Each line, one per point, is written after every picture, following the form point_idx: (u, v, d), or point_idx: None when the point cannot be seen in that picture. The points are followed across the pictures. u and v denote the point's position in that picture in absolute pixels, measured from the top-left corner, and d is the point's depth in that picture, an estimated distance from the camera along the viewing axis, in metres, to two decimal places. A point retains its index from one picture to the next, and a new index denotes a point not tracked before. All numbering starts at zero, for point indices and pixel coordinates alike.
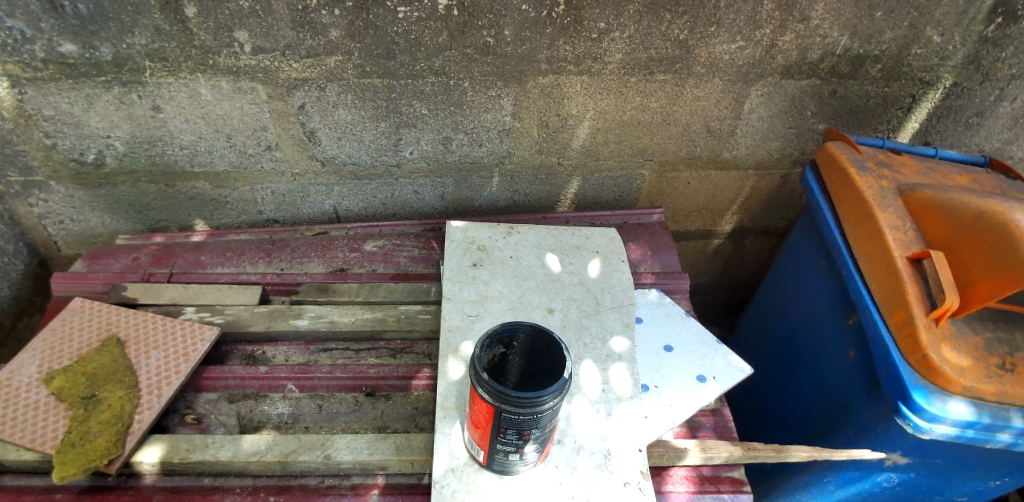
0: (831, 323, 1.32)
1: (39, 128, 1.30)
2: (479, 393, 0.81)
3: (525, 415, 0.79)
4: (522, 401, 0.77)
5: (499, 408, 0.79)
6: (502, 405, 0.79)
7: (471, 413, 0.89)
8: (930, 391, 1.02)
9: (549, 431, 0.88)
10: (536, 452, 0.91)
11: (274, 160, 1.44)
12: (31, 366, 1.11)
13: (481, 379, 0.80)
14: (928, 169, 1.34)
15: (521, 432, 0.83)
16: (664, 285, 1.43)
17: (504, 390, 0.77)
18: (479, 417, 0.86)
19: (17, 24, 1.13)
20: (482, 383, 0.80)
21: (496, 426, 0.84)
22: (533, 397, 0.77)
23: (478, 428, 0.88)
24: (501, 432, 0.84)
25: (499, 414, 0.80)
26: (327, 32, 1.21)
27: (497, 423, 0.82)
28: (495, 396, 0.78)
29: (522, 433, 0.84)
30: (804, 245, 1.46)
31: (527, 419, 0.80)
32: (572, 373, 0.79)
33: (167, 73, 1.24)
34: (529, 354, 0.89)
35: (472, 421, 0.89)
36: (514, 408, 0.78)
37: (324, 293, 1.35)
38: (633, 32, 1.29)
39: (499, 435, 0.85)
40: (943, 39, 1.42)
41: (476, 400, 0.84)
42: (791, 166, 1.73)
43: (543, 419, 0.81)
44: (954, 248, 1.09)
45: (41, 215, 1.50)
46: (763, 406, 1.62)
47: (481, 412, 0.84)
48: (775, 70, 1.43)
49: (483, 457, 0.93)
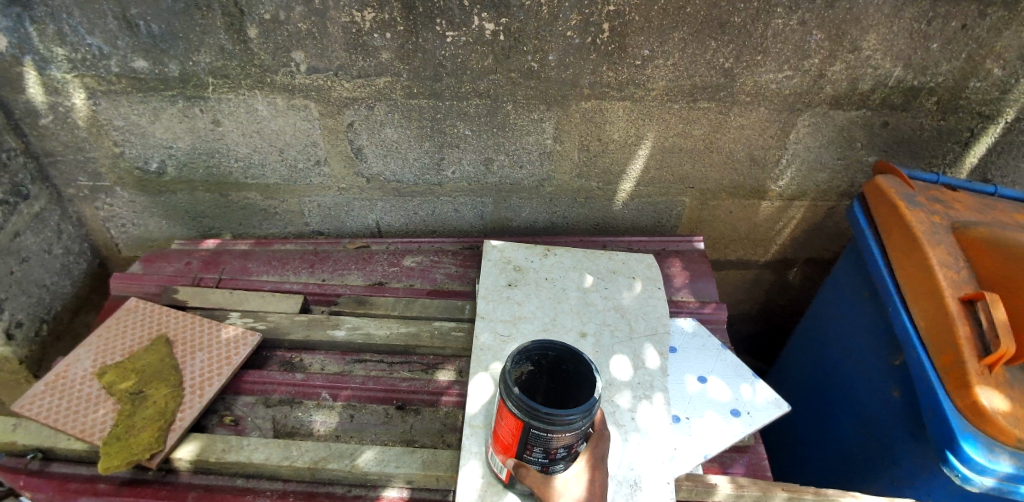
0: (876, 361, 1.27)
1: (109, 137, 1.40)
2: (506, 405, 0.81)
3: (552, 433, 0.78)
4: (553, 417, 0.76)
5: (528, 424, 0.79)
6: (532, 421, 0.78)
7: (497, 429, 0.88)
8: (980, 440, 0.97)
9: (576, 452, 0.86)
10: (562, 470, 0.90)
11: (322, 174, 1.50)
12: (86, 360, 1.18)
13: (510, 389, 0.80)
14: (986, 205, 1.28)
15: (549, 450, 0.82)
16: (700, 314, 1.39)
17: (532, 404, 0.76)
18: (505, 432, 0.85)
19: (95, 41, 1.22)
20: (510, 392, 0.80)
21: (523, 443, 0.83)
22: (561, 415, 0.76)
23: (504, 445, 0.87)
24: (528, 449, 0.83)
25: (526, 430, 0.80)
26: (378, 54, 1.26)
27: (525, 440, 0.82)
28: (523, 407, 0.78)
29: (549, 452, 0.83)
30: (850, 280, 1.41)
31: (556, 437, 0.80)
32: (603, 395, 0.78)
33: (227, 90, 1.31)
34: (558, 373, 0.88)
35: (496, 433, 0.89)
36: (544, 426, 0.77)
37: (362, 304, 1.38)
38: (678, 59, 1.29)
39: (525, 452, 0.84)
40: (1005, 73, 1.36)
41: (503, 413, 0.83)
42: (839, 199, 1.68)
43: (572, 438, 0.81)
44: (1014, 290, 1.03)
45: (105, 218, 1.60)
46: (803, 444, 1.56)
47: (507, 427, 0.83)
48: (823, 100, 1.40)
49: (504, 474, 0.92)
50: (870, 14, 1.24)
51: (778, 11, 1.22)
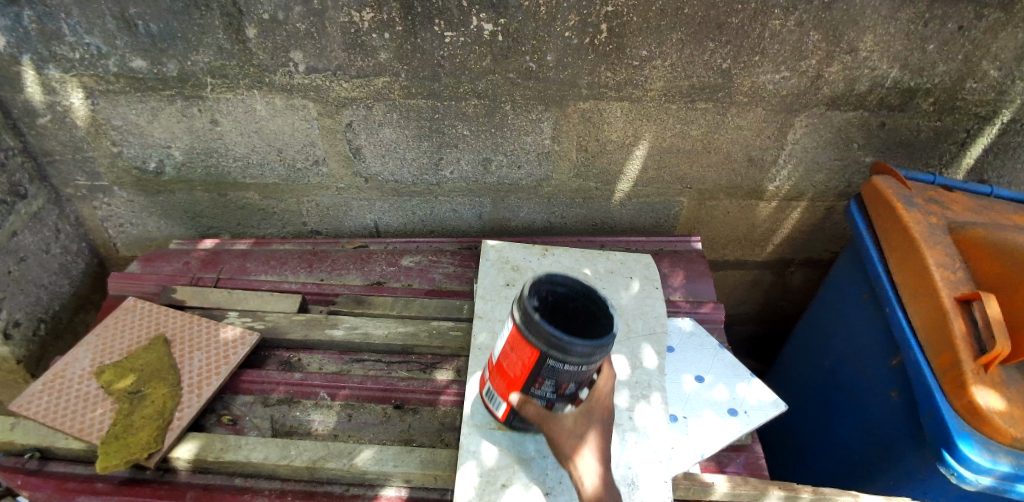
0: (874, 362, 1.27)
1: (107, 136, 1.40)
2: (521, 333, 0.79)
3: (569, 366, 0.78)
4: (571, 349, 0.75)
5: (543, 354, 0.78)
6: (549, 351, 0.77)
7: (505, 363, 0.87)
8: (977, 440, 0.97)
9: (583, 390, 0.87)
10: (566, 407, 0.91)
11: (320, 174, 1.50)
12: (84, 360, 1.18)
13: (528, 314, 0.78)
14: (983, 206, 1.29)
15: (559, 384, 0.83)
16: (698, 314, 1.40)
17: (557, 335, 0.75)
18: (514, 362, 0.84)
19: (94, 41, 1.22)
20: (528, 317, 0.78)
21: (532, 374, 0.83)
22: (586, 348, 0.75)
23: (511, 377, 0.87)
24: (537, 382, 0.83)
25: (542, 362, 0.79)
26: (376, 54, 1.26)
27: (535, 371, 0.81)
28: (542, 336, 0.76)
29: (559, 386, 0.83)
30: (848, 280, 1.41)
31: (570, 371, 0.80)
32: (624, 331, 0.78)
33: (226, 89, 1.31)
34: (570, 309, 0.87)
35: (502, 363, 0.88)
36: (559, 357, 0.77)
37: (361, 304, 1.38)
38: (676, 60, 1.30)
39: (534, 385, 0.84)
40: (1001, 74, 1.37)
41: (515, 341, 0.82)
42: (836, 199, 1.69)
43: (584, 374, 0.81)
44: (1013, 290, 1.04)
45: (103, 218, 1.61)
46: (801, 444, 1.56)
47: (518, 357, 0.82)
48: (821, 101, 1.41)
49: (502, 412, 0.97)
50: (867, 15, 1.24)
51: (775, 13, 1.22)
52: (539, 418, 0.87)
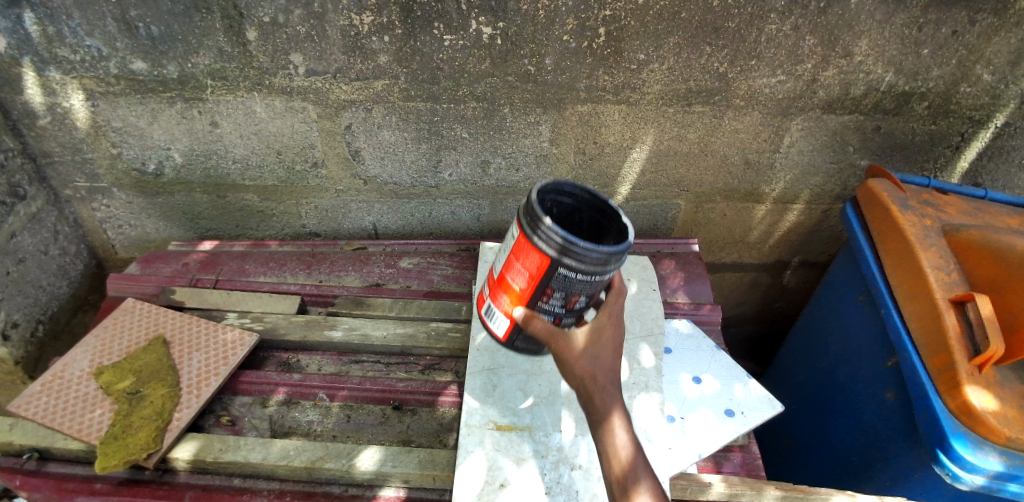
0: (871, 363, 1.28)
1: (107, 138, 1.40)
2: (530, 244, 0.87)
3: (578, 275, 0.85)
4: (583, 255, 0.83)
5: (556, 262, 0.85)
6: (562, 258, 0.84)
7: (512, 280, 0.94)
8: (971, 439, 0.98)
9: (587, 305, 0.95)
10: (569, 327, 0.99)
11: (320, 176, 1.51)
12: (83, 360, 1.18)
13: (542, 222, 0.84)
14: (977, 209, 1.30)
15: (567, 296, 0.90)
16: (696, 315, 1.41)
17: (567, 241, 0.82)
18: (523, 276, 0.91)
19: (94, 43, 1.22)
20: (540, 225, 0.85)
21: (543, 286, 0.90)
22: (595, 254, 0.83)
23: (520, 293, 0.94)
24: (547, 294, 0.90)
25: (553, 271, 0.86)
26: (376, 57, 1.27)
27: (547, 282, 0.88)
28: (556, 243, 0.83)
29: (568, 298, 0.91)
30: (844, 282, 1.42)
31: (579, 281, 0.87)
32: (630, 242, 0.87)
33: (225, 92, 1.32)
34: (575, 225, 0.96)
35: (510, 280, 0.95)
36: (572, 264, 0.84)
37: (359, 306, 1.39)
38: (673, 64, 1.31)
39: (543, 299, 0.91)
40: (994, 78, 1.38)
41: (526, 252, 0.89)
42: (832, 202, 1.70)
43: (591, 285, 0.89)
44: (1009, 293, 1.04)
45: (102, 219, 1.61)
46: (798, 445, 1.57)
47: (529, 269, 0.89)
48: (816, 105, 1.42)
49: (504, 331, 1.06)
50: (862, 20, 1.25)
51: (771, 17, 1.23)
52: (550, 336, 0.92)
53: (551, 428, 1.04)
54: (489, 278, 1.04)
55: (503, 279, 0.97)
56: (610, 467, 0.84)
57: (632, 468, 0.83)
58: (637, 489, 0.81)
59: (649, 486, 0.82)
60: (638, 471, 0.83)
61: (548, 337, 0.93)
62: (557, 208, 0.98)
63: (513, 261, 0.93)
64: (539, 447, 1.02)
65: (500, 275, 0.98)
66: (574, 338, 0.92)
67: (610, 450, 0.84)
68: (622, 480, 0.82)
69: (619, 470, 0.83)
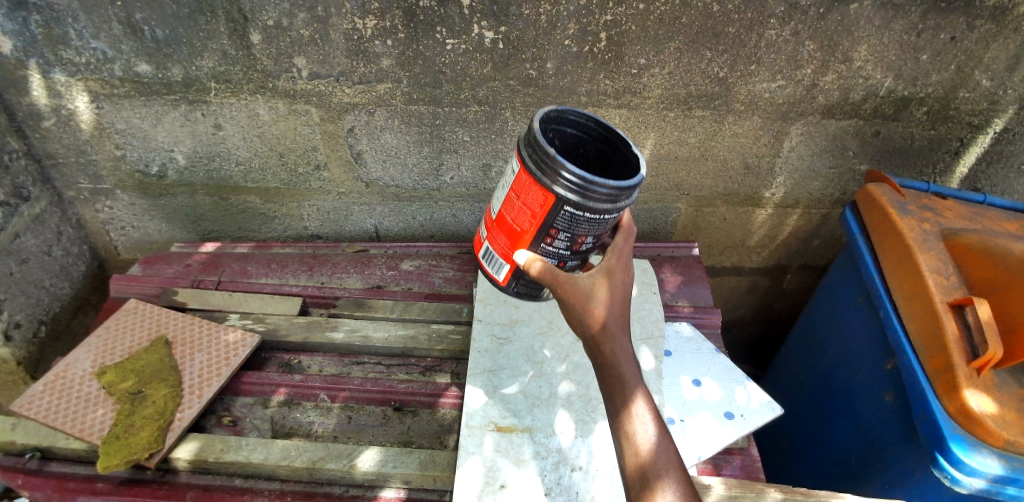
0: (870, 367, 1.28)
1: (111, 140, 1.41)
2: (533, 179, 0.80)
3: (585, 213, 0.79)
4: (592, 190, 0.76)
5: (562, 200, 0.78)
6: (569, 195, 0.77)
7: (513, 220, 0.87)
8: (969, 442, 0.98)
9: (592, 247, 0.89)
10: (574, 272, 0.94)
11: (322, 179, 1.52)
12: (85, 360, 1.18)
13: (547, 154, 0.77)
14: (975, 213, 1.30)
15: (573, 237, 0.84)
16: (696, 318, 1.41)
17: (574, 175, 0.75)
18: (526, 215, 0.84)
19: (100, 45, 1.23)
20: (545, 157, 0.77)
21: (547, 226, 0.83)
22: (603, 188, 0.77)
23: (521, 234, 0.87)
24: (551, 235, 0.84)
25: (557, 209, 0.80)
26: (378, 60, 1.28)
27: (551, 222, 0.82)
28: (562, 177, 0.77)
29: (573, 239, 0.84)
30: (843, 286, 1.43)
31: (587, 220, 0.81)
32: (641, 177, 0.81)
33: (229, 95, 1.33)
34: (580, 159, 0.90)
35: (511, 220, 0.88)
36: (579, 202, 0.77)
37: (360, 307, 1.39)
38: (673, 69, 1.32)
39: (546, 240, 0.85)
40: (993, 84, 1.39)
41: (529, 189, 0.81)
42: (831, 206, 1.71)
43: (599, 225, 0.82)
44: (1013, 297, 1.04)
45: (105, 220, 1.62)
46: (797, 448, 1.57)
47: (533, 206, 0.82)
48: (816, 110, 1.43)
49: (503, 276, 0.96)
50: (861, 26, 1.26)
51: (771, 22, 1.24)
52: (554, 281, 0.87)
53: (552, 430, 1.05)
54: (488, 218, 0.96)
55: (502, 220, 0.90)
56: (629, 461, 0.82)
57: (655, 463, 0.81)
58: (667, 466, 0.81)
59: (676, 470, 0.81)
60: (661, 466, 0.81)
61: (553, 284, 0.87)
62: (559, 139, 0.91)
63: (515, 198, 0.85)
64: (539, 448, 1.02)
65: (500, 214, 0.90)
66: (582, 290, 0.88)
67: (631, 443, 0.83)
68: (642, 474, 0.80)
69: (639, 465, 0.81)
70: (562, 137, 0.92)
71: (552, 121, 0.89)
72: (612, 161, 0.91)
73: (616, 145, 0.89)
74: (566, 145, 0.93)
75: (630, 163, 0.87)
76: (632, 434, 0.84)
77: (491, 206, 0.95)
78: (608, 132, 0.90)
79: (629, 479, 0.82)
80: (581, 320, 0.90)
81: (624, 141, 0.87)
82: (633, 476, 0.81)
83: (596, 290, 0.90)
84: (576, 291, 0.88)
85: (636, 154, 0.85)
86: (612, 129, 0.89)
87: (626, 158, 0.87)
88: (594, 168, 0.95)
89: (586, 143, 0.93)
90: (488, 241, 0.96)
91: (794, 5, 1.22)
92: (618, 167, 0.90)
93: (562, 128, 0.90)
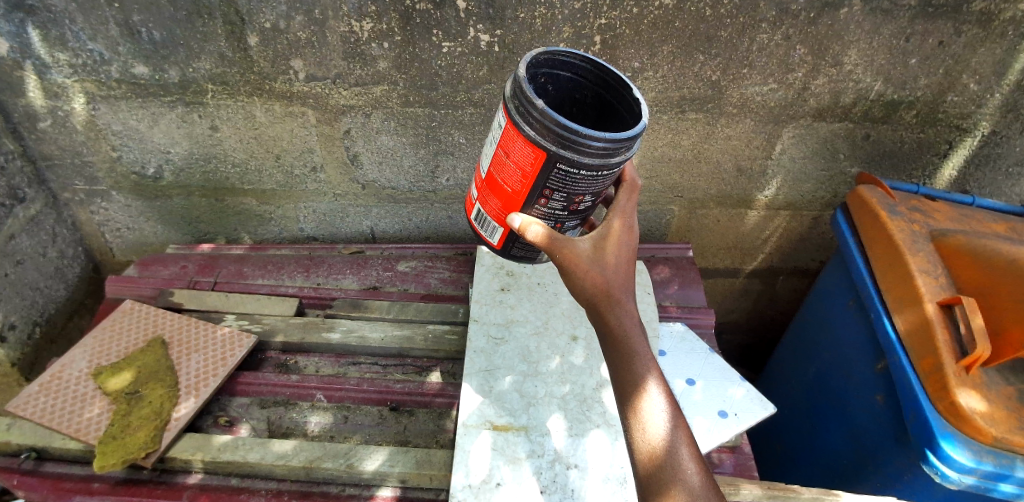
0: (861, 369, 1.30)
1: (107, 141, 1.42)
2: (523, 136, 0.78)
3: (580, 170, 0.78)
4: (587, 146, 0.75)
5: (556, 157, 0.77)
6: (562, 152, 0.76)
7: (503, 178, 0.86)
8: (958, 439, 1.00)
9: (588, 205, 0.88)
10: (570, 232, 0.94)
11: (318, 181, 1.53)
12: (81, 361, 1.18)
13: (537, 108, 0.75)
14: (964, 216, 1.32)
15: (569, 197, 0.84)
16: (688, 318, 1.43)
17: (566, 130, 0.74)
18: (518, 175, 0.83)
19: (97, 47, 1.23)
20: (535, 111, 0.75)
21: (541, 186, 0.82)
22: (597, 144, 0.75)
23: (514, 195, 0.86)
24: (546, 196, 0.83)
25: (551, 167, 0.78)
26: (375, 63, 1.29)
27: (545, 181, 0.81)
28: (554, 133, 0.75)
29: (569, 199, 0.84)
30: (834, 289, 1.45)
31: (582, 177, 0.80)
32: (644, 125, 0.79)
33: (226, 96, 1.34)
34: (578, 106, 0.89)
35: (503, 180, 0.86)
36: (574, 158, 0.76)
37: (357, 308, 1.40)
38: (667, 72, 1.33)
39: (541, 200, 0.84)
40: (980, 88, 1.41)
41: (520, 146, 0.80)
42: (823, 209, 1.73)
43: (596, 182, 0.82)
44: (1003, 294, 1.05)
45: (100, 223, 1.62)
46: (791, 448, 1.59)
47: (525, 166, 0.81)
48: (808, 112, 1.45)
49: (498, 239, 0.95)
50: (850, 31, 1.28)
51: (763, 27, 1.26)
52: (550, 246, 0.87)
53: (548, 428, 1.06)
54: (478, 177, 0.94)
55: (491, 178, 0.89)
56: (643, 454, 0.82)
57: (669, 455, 0.81)
58: (676, 447, 0.82)
59: (686, 448, 0.83)
60: (675, 459, 0.81)
61: (551, 251, 0.87)
62: (552, 85, 0.90)
63: (505, 156, 0.83)
64: (534, 447, 1.03)
65: (490, 173, 0.89)
66: (582, 255, 0.89)
67: (644, 435, 0.83)
68: (656, 466, 0.81)
69: (652, 456, 0.82)
70: (556, 82, 0.90)
71: (543, 66, 0.87)
72: (609, 106, 0.91)
73: (614, 89, 0.88)
74: (559, 90, 0.92)
75: (631, 111, 0.86)
76: (644, 426, 0.83)
77: (481, 164, 0.93)
78: (605, 75, 0.88)
79: (642, 471, 0.82)
80: (582, 289, 0.90)
81: (622, 85, 0.86)
82: (646, 470, 0.81)
83: (598, 255, 0.90)
84: (577, 257, 0.88)
85: (636, 98, 0.85)
86: (608, 71, 0.87)
87: (624, 103, 0.87)
88: (591, 115, 0.94)
89: (581, 88, 0.91)
90: (480, 202, 0.95)
91: (785, 10, 1.23)
92: (619, 115, 0.89)
93: (554, 72, 0.89)
